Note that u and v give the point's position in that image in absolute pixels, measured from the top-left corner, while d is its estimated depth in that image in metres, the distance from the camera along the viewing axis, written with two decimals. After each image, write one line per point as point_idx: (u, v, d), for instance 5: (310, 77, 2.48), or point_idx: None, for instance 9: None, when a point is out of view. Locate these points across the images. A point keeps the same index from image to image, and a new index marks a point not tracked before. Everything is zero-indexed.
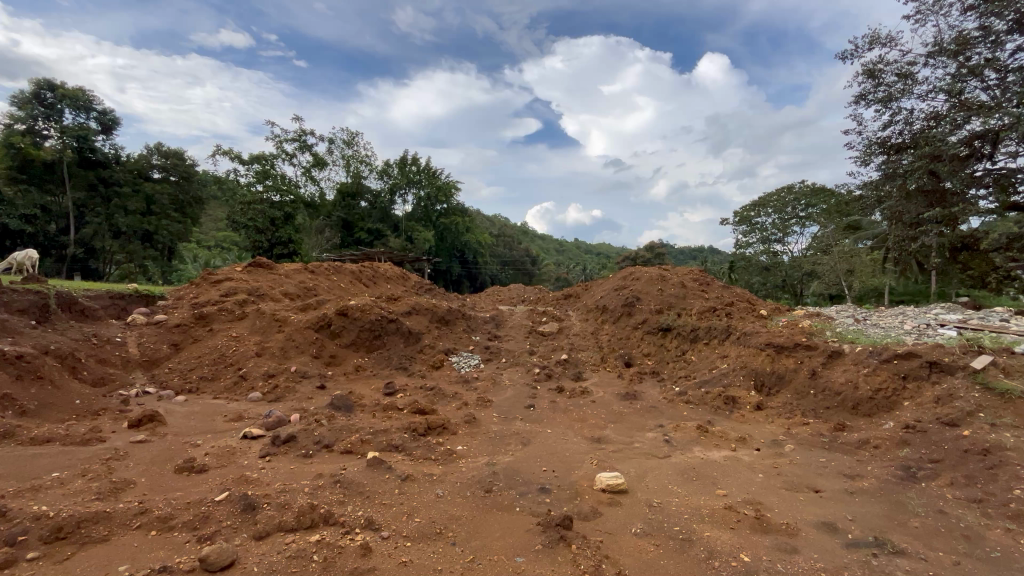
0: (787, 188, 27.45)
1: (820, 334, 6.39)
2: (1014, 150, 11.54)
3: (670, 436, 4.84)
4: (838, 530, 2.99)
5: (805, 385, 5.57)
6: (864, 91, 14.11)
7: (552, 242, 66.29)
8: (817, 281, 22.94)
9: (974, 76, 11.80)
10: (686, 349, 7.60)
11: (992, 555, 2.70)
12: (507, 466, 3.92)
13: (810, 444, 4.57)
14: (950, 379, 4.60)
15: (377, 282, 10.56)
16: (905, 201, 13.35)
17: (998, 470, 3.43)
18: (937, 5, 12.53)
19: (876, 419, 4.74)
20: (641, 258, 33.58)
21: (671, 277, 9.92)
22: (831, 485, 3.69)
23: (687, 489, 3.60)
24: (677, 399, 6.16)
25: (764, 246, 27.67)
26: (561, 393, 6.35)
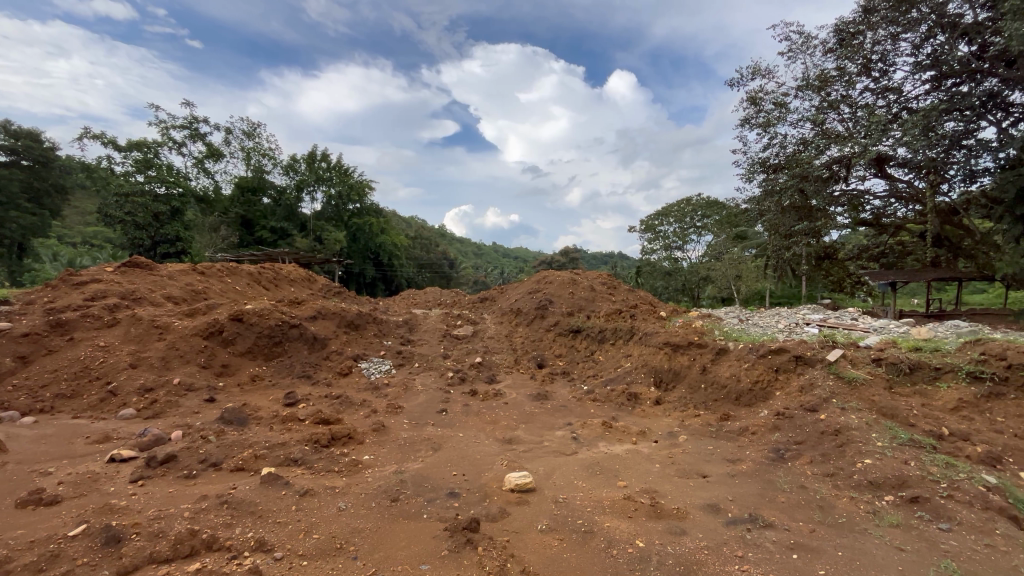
0: (686, 200, 29.92)
1: (709, 333, 7.04)
2: (862, 174, 13.62)
3: (577, 434, 5.04)
4: (721, 510, 3.30)
5: (697, 379, 6.11)
6: (747, 115, 15.85)
7: (471, 245, 66.25)
8: (711, 286, 25.29)
9: (833, 109, 13.76)
10: (594, 349, 7.99)
11: (839, 520, 3.14)
12: (415, 473, 3.84)
13: (700, 434, 5.01)
14: (811, 370, 5.26)
15: (278, 284, 9.85)
16: (781, 215, 15.16)
17: (845, 446, 4.00)
18: (804, 45, 14.44)
19: (754, 408, 5.32)
20: (556, 263, 34.70)
21: (581, 281, 10.39)
22: (716, 469, 4.06)
23: (591, 483, 3.78)
24: (585, 398, 6.45)
25: (666, 252, 29.93)
26: (474, 396, 6.35)
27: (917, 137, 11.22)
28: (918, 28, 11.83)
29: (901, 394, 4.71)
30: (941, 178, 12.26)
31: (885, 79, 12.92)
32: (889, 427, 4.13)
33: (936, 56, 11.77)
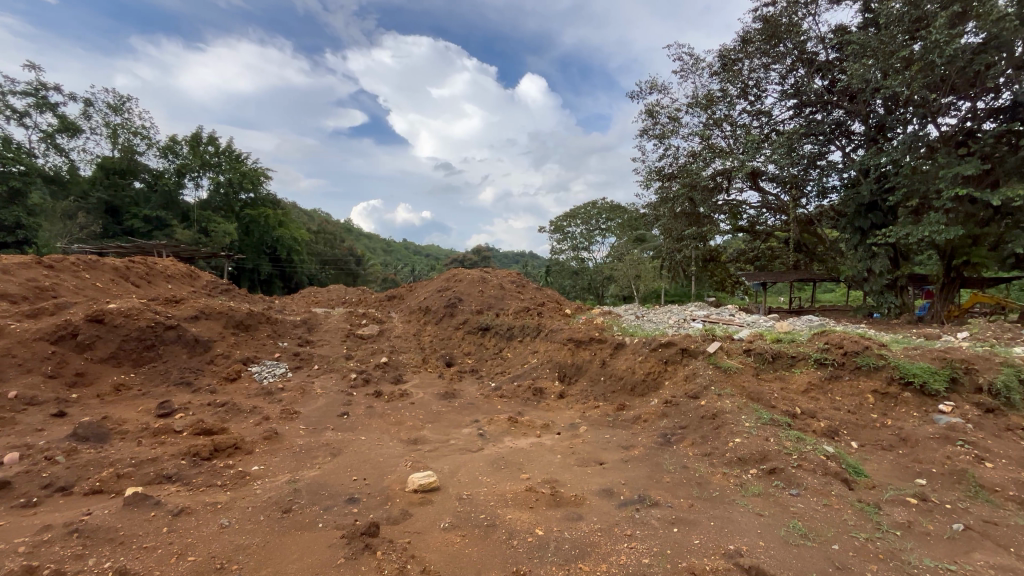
0: (592, 203, 31.53)
1: (608, 329, 7.50)
2: (740, 186, 15.34)
3: (484, 430, 5.11)
4: (614, 494, 3.53)
5: (597, 373, 6.49)
6: (646, 127, 17.09)
7: (380, 242, 63.90)
8: (614, 285, 26.96)
9: (717, 126, 15.31)
10: (502, 346, 8.13)
11: (712, 494, 3.51)
12: (311, 481, 3.63)
13: (599, 424, 5.33)
14: (694, 361, 5.78)
15: (152, 280, 8.74)
16: (674, 220, 16.55)
17: (720, 428, 4.47)
18: (694, 67, 15.89)
19: (646, 397, 5.77)
20: (468, 261, 34.70)
21: (491, 279, 10.51)
22: (611, 456, 4.34)
23: (495, 478, 3.84)
24: (492, 395, 6.53)
25: (574, 253, 31.33)
26: (379, 397, 6.15)
27: (783, 156, 12.90)
28: (784, 61, 13.58)
29: (765, 380, 5.38)
30: (801, 193, 14.21)
31: (758, 103, 14.66)
32: (755, 409, 4.70)
33: (798, 87, 13.60)
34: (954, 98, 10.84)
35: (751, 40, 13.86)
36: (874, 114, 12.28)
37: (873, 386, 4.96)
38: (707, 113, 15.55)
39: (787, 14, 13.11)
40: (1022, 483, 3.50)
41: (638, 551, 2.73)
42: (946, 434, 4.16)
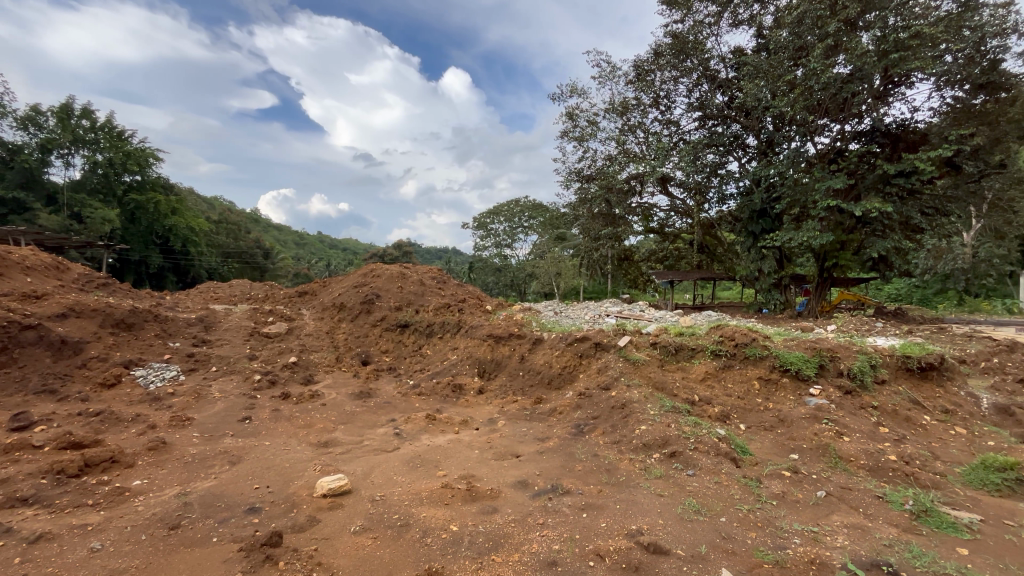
0: (514, 201, 31.98)
1: (527, 324, 7.67)
2: (652, 190, 16.39)
3: (400, 429, 5.00)
4: (529, 485, 3.62)
5: (516, 368, 6.61)
6: (566, 128, 17.66)
7: (292, 234, 59.86)
8: (536, 281, 27.72)
9: (631, 132, 16.21)
10: (421, 343, 8.00)
11: (619, 479, 3.74)
12: (205, 493, 3.33)
13: (517, 418, 5.44)
14: (606, 354, 6.08)
15: (5, 272, 7.49)
16: (591, 221, 17.26)
17: (628, 416, 4.75)
18: (611, 74, 16.67)
19: (561, 390, 5.98)
20: (388, 256, 33.66)
21: (410, 274, 10.29)
22: (527, 449, 4.45)
23: (411, 477, 3.78)
24: (410, 393, 6.41)
25: (497, 250, 31.63)
26: (286, 399, 5.78)
27: (688, 164, 13.98)
28: (690, 75, 14.69)
29: (668, 371, 5.81)
30: (704, 198, 15.47)
31: (668, 113, 15.73)
32: (660, 398, 5.06)
33: (702, 100, 14.77)
34: (827, 121, 12.39)
35: (662, 54, 14.81)
36: (765, 130, 13.68)
37: (758, 373, 5.54)
38: (622, 119, 16.40)
39: (693, 33, 14.18)
40: (870, 453, 4.10)
41: (549, 538, 2.83)
42: (815, 414, 4.76)
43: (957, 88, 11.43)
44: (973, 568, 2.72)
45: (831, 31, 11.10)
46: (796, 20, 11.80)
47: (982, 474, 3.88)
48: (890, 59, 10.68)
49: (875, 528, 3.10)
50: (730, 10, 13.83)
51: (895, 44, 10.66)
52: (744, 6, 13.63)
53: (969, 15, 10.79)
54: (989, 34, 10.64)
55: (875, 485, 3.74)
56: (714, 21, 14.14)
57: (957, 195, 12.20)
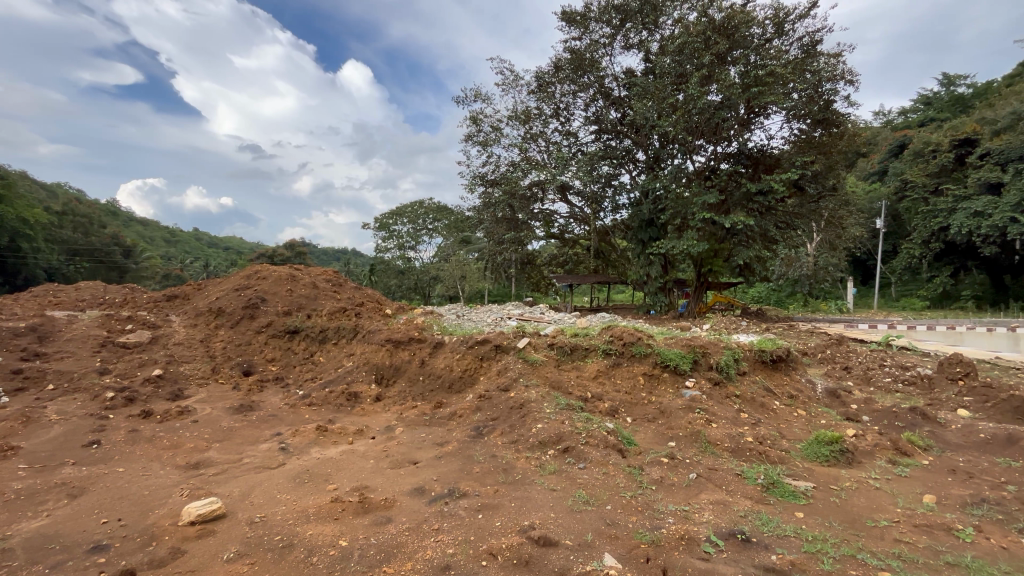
0: (418, 203, 31.34)
1: (428, 328, 7.57)
2: (552, 198, 17.11)
3: (287, 443, 4.64)
4: (425, 492, 3.57)
5: (416, 373, 6.49)
6: (470, 132, 17.78)
7: (161, 230, 52.70)
8: (440, 284, 27.50)
9: (533, 140, 16.80)
10: (314, 350, 7.52)
11: (515, 477, 3.84)
12: (31, 536, 2.81)
13: (415, 424, 5.34)
14: (506, 356, 6.19)
15: None
16: (495, 225, 17.55)
17: (526, 416, 4.89)
18: (514, 83, 17.14)
19: (462, 393, 5.98)
20: (279, 256, 31.07)
21: (302, 277, 9.62)
22: (426, 455, 4.38)
23: (296, 493, 3.53)
24: (300, 404, 5.99)
25: (400, 251, 30.76)
26: (148, 418, 5.08)
27: (585, 174, 14.85)
28: (587, 91, 15.61)
29: (564, 370, 6.09)
30: (599, 207, 16.49)
31: (567, 125, 16.57)
32: (556, 396, 5.29)
33: (598, 115, 15.74)
34: (703, 142, 13.90)
35: (562, 67, 15.54)
36: (652, 146, 14.95)
37: (643, 369, 6.02)
38: (525, 127, 16.93)
39: (590, 51, 15.09)
40: (732, 436, 4.65)
41: (443, 543, 2.81)
42: (689, 404, 5.29)
43: (802, 121, 13.49)
44: (806, 528, 3.20)
45: (705, 63, 12.52)
46: (677, 49, 13.09)
47: (816, 448, 4.60)
48: (752, 92, 12.33)
49: (734, 502, 3.53)
50: (623, 33, 14.92)
51: (755, 79, 12.31)
52: (635, 31, 14.78)
53: (810, 61, 12.79)
54: (824, 78, 12.70)
55: (736, 464, 4.25)
56: (608, 41, 15.15)
57: (802, 212, 14.37)
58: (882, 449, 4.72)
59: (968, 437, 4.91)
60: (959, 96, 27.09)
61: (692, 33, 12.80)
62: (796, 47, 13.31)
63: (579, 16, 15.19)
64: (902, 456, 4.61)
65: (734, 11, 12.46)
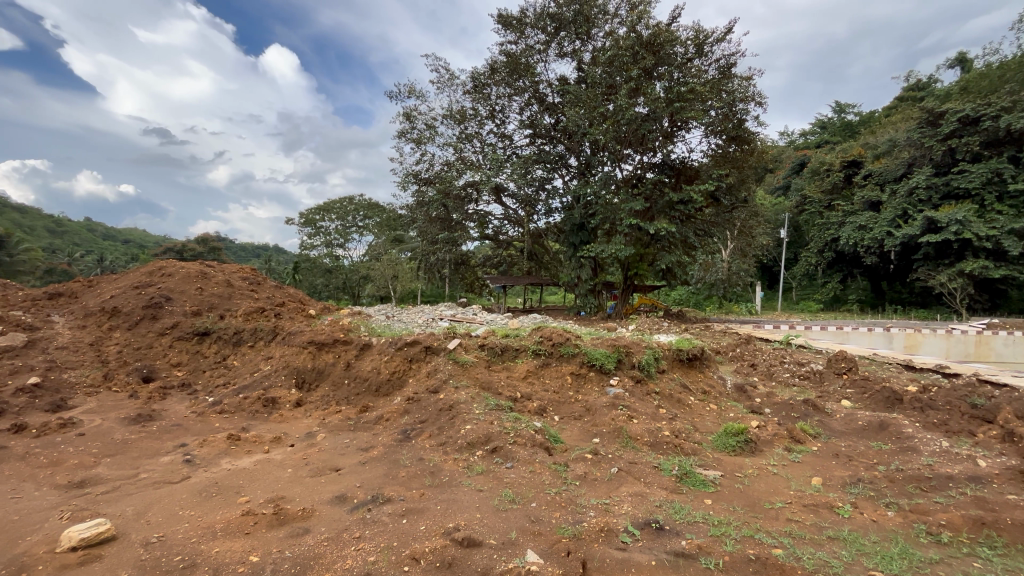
0: (348, 199, 30.08)
1: (355, 329, 7.30)
2: (487, 199, 17.15)
3: (192, 455, 4.26)
4: (347, 500, 3.44)
5: (340, 376, 6.24)
6: (403, 129, 17.42)
7: (43, 218, 46.44)
8: (371, 284, 26.63)
9: (468, 140, 16.76)
10: (227, 353, 7.00)
11: (442, 480, 3.80)
12: None
13: (339, 429, 5.12)
14: (436, 358, 6.10)
15: None
16: (429, 224, 17.32)
17: (455, 417, 4.85)
18: (449, 81, 17.03)
19: (389, 397, 5.83)
20: (190, 251, 28.55)
21: (214, 275, 8.91)
22: (349, 461, 4.22)
23: (203, 508, 3.26)
24: (210, 411, 5.55)
25: (327, 249, 29.40)
26: (21, 434, 4.47)
27: (519, 177, 15.05)
28: (522, 95, 15.85)
29: (494, 371, 6.14)
30: (533, 210, 16.79)
31: (502, 127, 16.70)
32: (485, 397, 5.31)
33: (532, 120, 16.02)
34: (630, 151, 14.60)
35: (498, 70, 15.68)
36: (584, 153, 15.48)
37: (571, 369, 6.21)
38: (459, 127, 16.86)
39: (525, 56, 15.34)
40: (652, 431, 4.92)
41: (364, 551, 2.72)
42: (613, 402, 5.53)
43: (718, 137, 14.57)
44: (713, 514, 3.46)
45: (633, 76, 13.18)
46: (608, 61, 13.68)
47: (725, 439, 4.99)
48: (674, 106, 13.15)
49: (651, 494, 3.73)
50: (557, 41, 15.31)
51: (678, 95, 13.14)
52: (568, 40, 15.22)
53: (726, 82, 13.85)
54: (737, 99, 13.81)
55: (653, 457, 4.50)
56: (543, 48, 15.46)
57: (717, 222, 15.52)
58: (780, 439, 5.22)
59: (849, 424, 5.56)
60: (848, 123, 30.63)
61: (622, 47, 13.44)
62: (714, 67, 14.35)
63: (515, 21, 15.41)
64: (797, 444, 5.13)
65: (660, 29, 13.22)
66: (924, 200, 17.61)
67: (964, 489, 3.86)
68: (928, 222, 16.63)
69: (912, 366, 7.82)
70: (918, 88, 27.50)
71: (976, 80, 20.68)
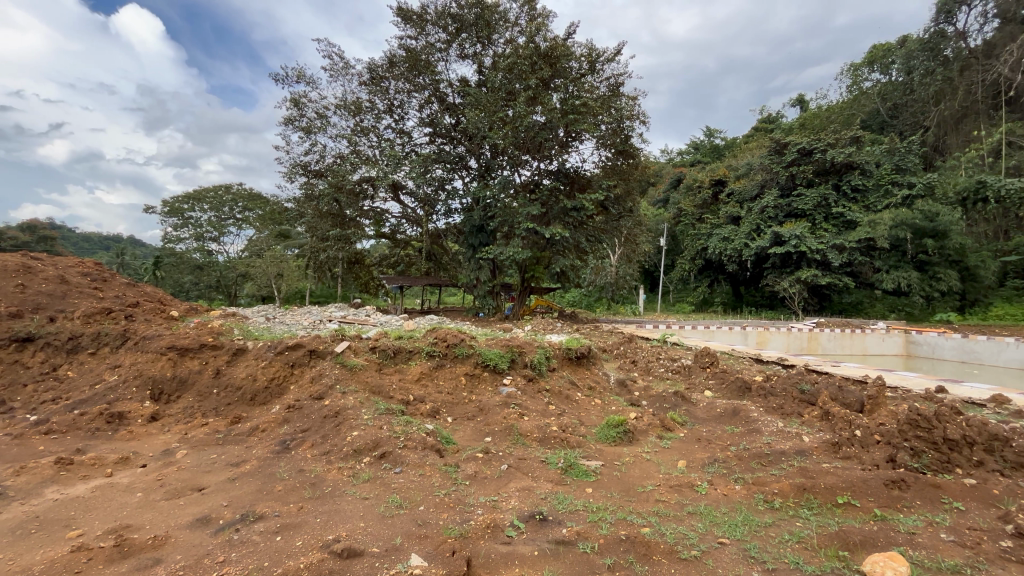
0: (224, 188, 27.08)
1: (227, 332, 6.60)
2: (384, 196, 16.57)
3: (2, 486, 3.52)
4: (211, 521, 3.10)
5: (208, 385, 5.60)
6: (290, 116, 16.15)
7: None
8: (251, 283, 24.27)
9: (364, 134, 16.06)
10: (58, 364, 5.91)
11: (324, 491, 3.59)
12: None
13: (204, 444, 4.58)
14: (321, 362, 5.76)
15: None
16: (319, 220, 16.35)
17: (341, 424, 4.61)
18: (343, 70, 16.18)
19: (267, 406, 5.35)
20: (10, 240, 23.61)
21: (42, 270, 7.47)
22: (215, 479, 3.80)
23: (15, 550, 2.72)
24: (32, 433, 4.64)
25: (197, 243, 26.21)
26: None
27: (418, 175, 14.80)
28: (422, 92, 15.61)
29: (385, 374, 5.93)
30: (432, 210, 16.58)
31: (400, 123, 16.27)
32: (376, 401, 5.12)
33: (432, 118, 15.85)
34: (528, 157, 15.11)
35: (397, 64, 15.29)
36: (483, 156, 15.69)
37: (465, 369, 6.24)
38: (354, 120, 16.09)
39: (425, 53, 15.11)
40: (541, 427, 5.13)
41: None
42: (505, 401, 5.66)
43: (607, 150, 15.65)
44: (592, 502, 3.69)
45: (531, 85, 13.65)
46: (508, 67, 14.04)
47: (607, 430, 5.38)
48: (569, 118, 13.85)
49: (537, 487, 3.89)
50: (457, 42, 15.30)
51: (572, 108, 13.90)
52: (469, 42, 15.29)
53: (615, 100, 14.94)
54: (625, 116, 14.97)
55: (542, 452, 4.69)
56: (443, 47, 15.35)
57: (606, 229, 16.62)
58: (653, 428, 5.76)
59: (709, 412, 6.31)
60: (716, 146, 34.80)
61: (521, 55, 13.85)
62: (605, 85, 15.39)
63: (415, 16, 15.12)
64: (667, 431, 5.69)
65: (557, 44, 13.86)
66: (772, 217, 20.61)
67: (792, 461, 4.59)
68: (775, 236, 19.48)
69: (761, 359, 9.10)
70: (768, 121, 32.14)
71: (810, 118, 24.75)
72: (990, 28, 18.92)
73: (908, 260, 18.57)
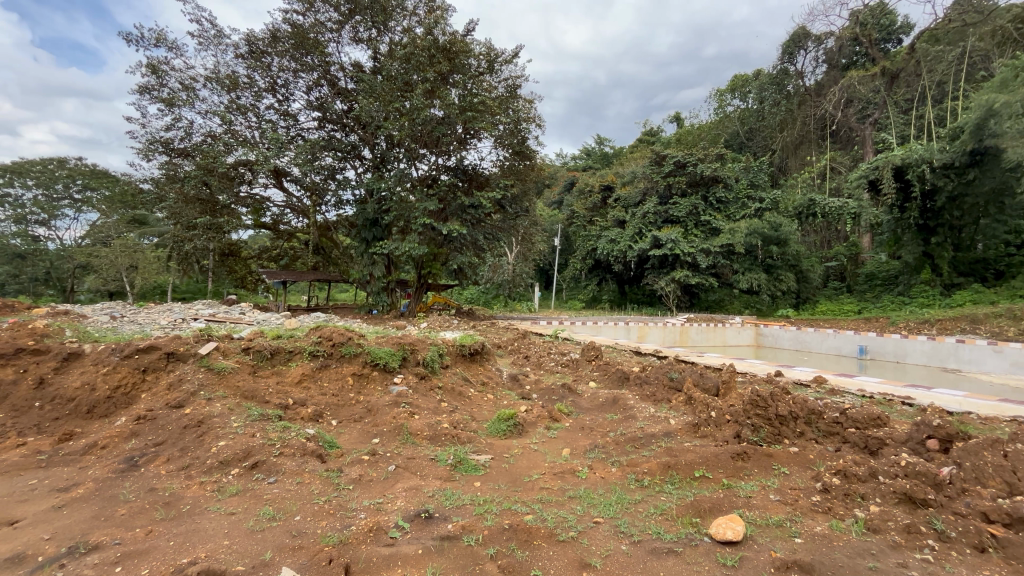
0: (57, 161, 22.74)
1: (56, 334, 5.55)
2: (264, 182, 15.13)
3: None
4: (25, 559, 2.60)
5: (28, 399, 4.66)
6: (147, 84, 14.03)
7: None
8: (93, 275, 20.62)
9: (240, 112, 14.51)
10: None
11: (180, 510, 3.19)
12: None
13: (19, 469, 3.80)
14: (182, 366, 5.12)
15: None
16: (183, 206, 14.49)
17: (205, 435, 4.13)
18: (215, 40, 14.48)
19: (109, 419, 4.60)
20: None
21: None
22: (34, 509, 3.19)
23: None
24: None
25: (17, 226, 21.67)
26: None
27: (304, 162, 13.75)
28: (310, 73, 14.52)
29: (261, 377, 5.43)
30: (321, 200, 15.53)
31: (285, 104, 15.00)
32: (248, 407, 4.66)
33: (321, 102, 14.83)
34: (425, 151, 14.80)
35: (281, 40, 14.06)
36: (377, 147, 15.03)
37: (353, 369, 5.95)
38: (229, 96, 14.46)
39: (313, 31, 14.04)
40: (431, 425, 5.07)
41: None
42: (396, 400, 5.51)
43: (505, 150, 15.94)
44: (479, 495, 3.75)
45: (429, 78, 13.41)
46: (404, 57, 13.64)
47: (497, 425, 5.51)
48: (467, 114, 13.79)
49: (425, 486, 3.85)
50: (351, 24, 14.48)
51: (470, 105, 13.88)
52: (363, 27, 14.55)
53: (512, 101, 15.27)
54: (522, 118, 15.36)
55: (431, 450, 4.64)
56: (335, 28, 14.43)
57: (503, 227, 16.87)
58: (542, 420, 6.01)
59: (592, 401, 6.76)
60: (605, 154, 37.25)
61: (419, 46, 13.55)
62: (503, 85, 15.61)
63: None
64: (554, 422, 5.99)
65: (456, 39, 13.78)
66: (653, 222, 22.63)
67: (660, 443, 5.10)
68: (654, 240, 21.48)
69: (640, 352, 9.94)
70: (650, 134, 35.23)
71: (684, 135, 27.57)
72: (820, 71, 22.66)
73: (758, 263, 21.53)
